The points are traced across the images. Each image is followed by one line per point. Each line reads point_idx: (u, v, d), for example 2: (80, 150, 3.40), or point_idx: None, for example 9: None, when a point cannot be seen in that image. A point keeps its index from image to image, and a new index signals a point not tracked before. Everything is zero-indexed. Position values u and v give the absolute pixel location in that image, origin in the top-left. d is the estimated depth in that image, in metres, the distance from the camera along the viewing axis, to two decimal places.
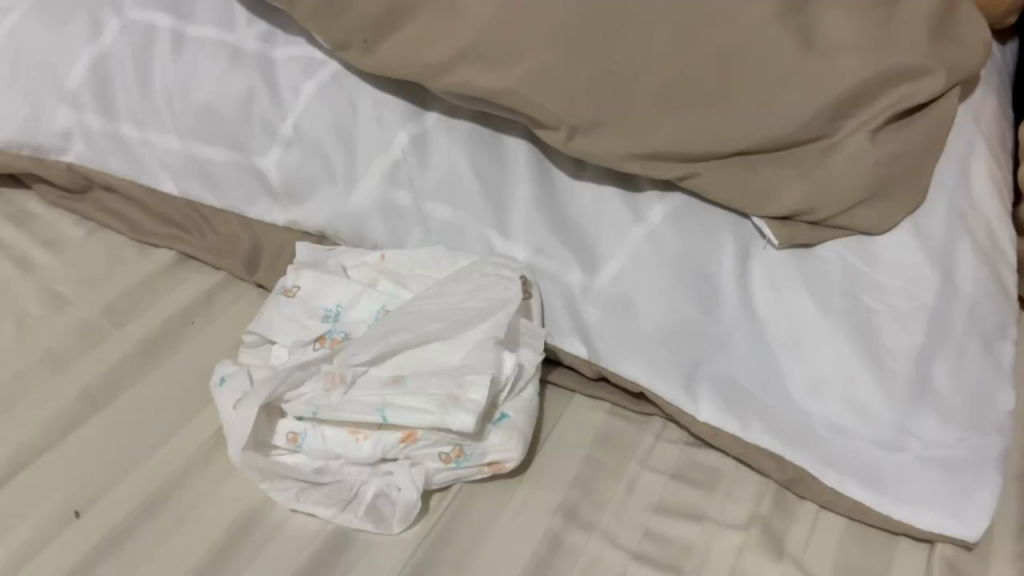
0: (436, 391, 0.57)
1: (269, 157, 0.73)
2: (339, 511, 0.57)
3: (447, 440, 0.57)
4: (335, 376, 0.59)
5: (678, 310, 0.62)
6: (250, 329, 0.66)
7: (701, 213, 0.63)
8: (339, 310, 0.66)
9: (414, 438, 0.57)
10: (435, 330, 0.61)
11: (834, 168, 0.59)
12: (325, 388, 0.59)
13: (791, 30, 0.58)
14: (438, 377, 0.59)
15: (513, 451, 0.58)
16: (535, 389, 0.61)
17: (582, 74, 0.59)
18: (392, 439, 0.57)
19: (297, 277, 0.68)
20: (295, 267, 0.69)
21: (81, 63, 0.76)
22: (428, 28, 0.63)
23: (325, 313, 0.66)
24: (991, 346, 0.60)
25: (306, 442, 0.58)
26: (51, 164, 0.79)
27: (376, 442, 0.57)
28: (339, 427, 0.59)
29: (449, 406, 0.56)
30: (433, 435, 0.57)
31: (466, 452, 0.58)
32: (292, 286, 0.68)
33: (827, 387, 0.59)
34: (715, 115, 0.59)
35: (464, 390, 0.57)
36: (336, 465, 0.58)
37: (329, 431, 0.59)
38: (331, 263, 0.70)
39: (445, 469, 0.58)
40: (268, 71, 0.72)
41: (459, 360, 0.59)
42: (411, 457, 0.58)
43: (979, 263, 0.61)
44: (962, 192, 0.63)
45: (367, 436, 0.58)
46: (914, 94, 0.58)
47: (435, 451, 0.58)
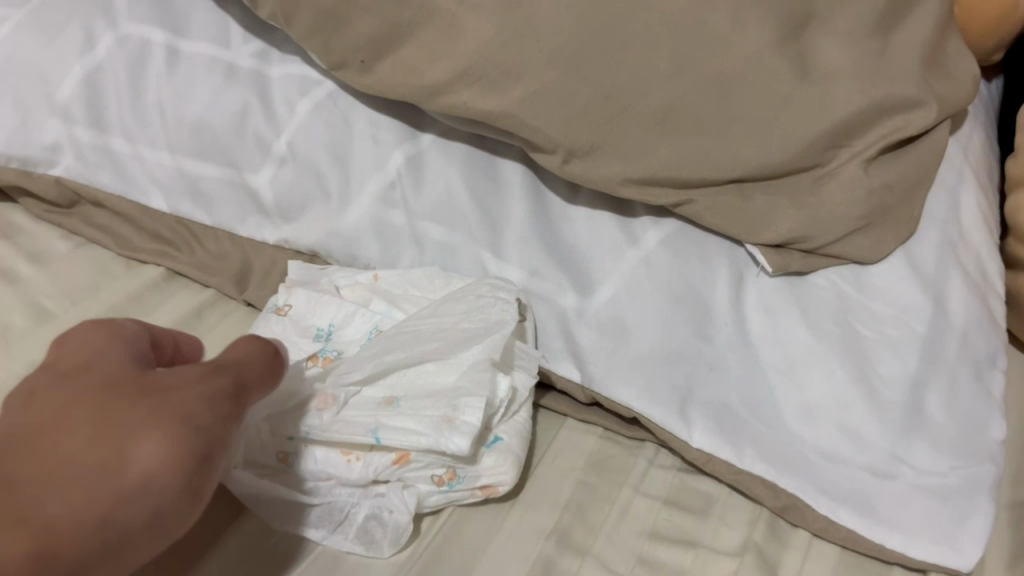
0: (430, 412, 0.57)
1: (261, 175, 0.73)
2: (329, 533, 0.56)
3: (440, 463, 0.57)
4: (327, 396, 0.59)
5: (671, 334, 0.62)
6: None
7: (693, 238, 0.64)
8: (331, 329, 0.65)
9: (406, 459, 0.56)
10: (430, 350, 0.60)
11: (828, 197, 0.61)
12: (317, 409, 0.59)
13: (788, 57, 0.60)
14: (432, 399, 0.58)
15: (506, 476, 0.57)
16: (528, 414, 0.61)
17: (581, 97, 0.60)
18: (384, 460, 0.56)
19: (289, 294, 0.67)
20: (287, 285, 0.68)
21: (73, 76, 0.75)
22: (426, 49, 0.64)
23: (317, 333, 0.65)
24: (982, 376, 0.60)
25: (296, 462, 0.58)
26: (41, 177, 0.78)
27: (367, 463, 0.57)
28: (329, 447, 0.58)
29: (443, 428, 0.55)
30: (426, 457, 0.56)
31: (459, 474, 0.57)
32: (284, 305, 0.67)
33: (821, 414, 0.59)
34: (711, 141, 0.60)
35: (458, 413, 0.56)
36: (326, 486, 0.57)
37: (320, 452, 0.58)
38: (323, 283, 0.69)
39: (438, 492, 0.57)
40: (264, 89, 0.72)
41: (454, 382, 0.59)
42: (402, 478, 0.57)
43: (969, 293, 0.62)
44: (952, 225, 0.65)
45: (360, 458, 0.57)
46: (908, 126, 0.61)
47: (427, 474, 0.57)
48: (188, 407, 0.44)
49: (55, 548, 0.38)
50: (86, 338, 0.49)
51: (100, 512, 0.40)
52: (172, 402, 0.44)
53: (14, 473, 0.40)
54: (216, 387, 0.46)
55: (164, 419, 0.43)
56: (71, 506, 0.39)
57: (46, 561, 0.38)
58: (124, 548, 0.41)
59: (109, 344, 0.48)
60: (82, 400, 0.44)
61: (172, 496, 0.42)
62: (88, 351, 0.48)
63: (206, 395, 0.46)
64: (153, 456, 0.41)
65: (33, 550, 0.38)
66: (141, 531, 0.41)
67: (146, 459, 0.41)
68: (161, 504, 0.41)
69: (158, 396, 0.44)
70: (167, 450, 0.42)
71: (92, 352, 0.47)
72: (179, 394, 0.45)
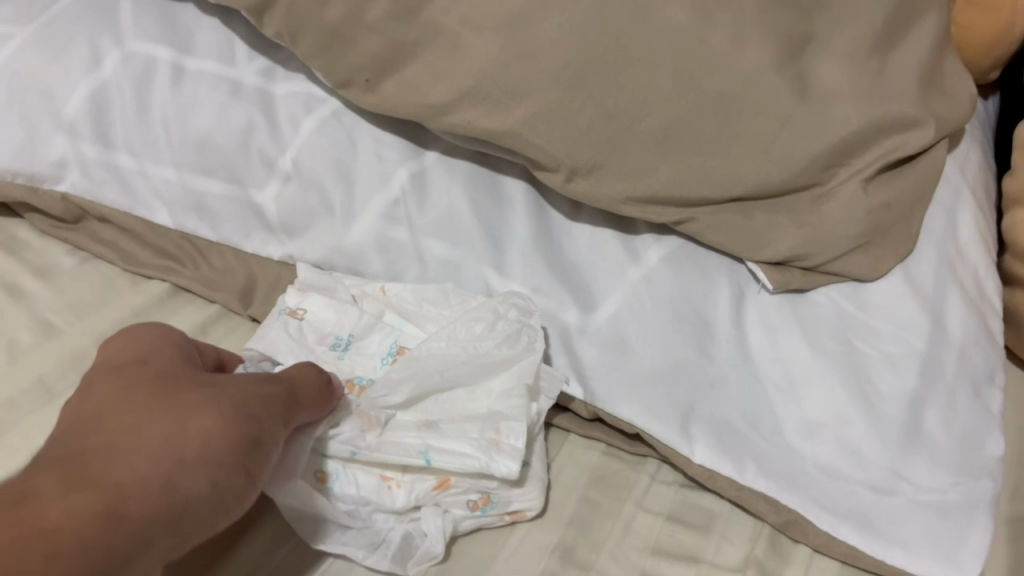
0: (474, 434, 0.57)
1: (266, 192, 0.73)
2: (369, 553, 0.56)
3: (478, 488, 0.57)
4: (370, 417, 0.59)
5: (674, 351, 0.62)
6: (251, 345, 0.65)
7: (694, 256, 0.65)
8: (350, 340, 0.66)
9: (447, 484, 0.57)
10: (464, 375, 0.61)
11: (827, 216, 0.62)
12: (362, 428, 0.58)
13: (787, 77, 0.61)
14: (473, 423, 0.58)
15: (535, 503, 0.58)
16: (542, 442, 0.61)
17: (584, 116, 0.61)
18: (425, 486, 0.57)
19: (302, 298, 0.68)
20: (301, 289, 0.68)
21: (79, 93, 0.75)
22: (430, 68, 0.65)
23: (335, 342, 0.66)
24: (980, 393, 0.61)
25: (337, 484, 0.58)
26: (46, 193, 0.78)
27: (409, 490, 0.57)
28: (371, 471, 0.58)
29: (492, 451, 0.56)
30: (466, 482, 0.57)
31: (493, 500, 0.58)
32: (298, 308, 0.67)
33: (821, 431, 0.59)
34: (712, 160, 0.62)
35: (502, 435, 0.57)
36: (364, 511, 0.58)
37: (361, 475, 0.58)
38: (338, 292, 0.69)
39: (471, 516, 0.58)
40: (268, 106, 0.73)
41: (488, 408, 0.59)
42: (440, 504, 0.57)
43: (967, 310, 0.63)
44: (949, 243, 0.65)
45: (400, 485, 0.58)
46: (906, 144, 0.62)
47: (463, 499, 0.57)
48: (240, 399, 0.51)
49: (127, 505, 0.44)
50: (149, 342, 0.56)
51: (164, 477, 0.46)
52: (226, 396, 0.51)
53: (89, 443, 0.47)
54: (265, 386, 0.53)
55: (219, 407, 0.50)
56: (139, 471, 0.45)
57: (119, 515, 0.43)
58: (187, 513, 0.46)
59: (165, 347, 0.55)
60: (145, 390, 0.50)
61: (227, 471, 0.48)
62: (152, 352, 0.55)
63: (255, 393, 0.52)
64: (209, 433, 0.48)
65: (109, 504, 0.43)
66: (200, 501, 0.47)
67: (204, 437, 0.48)
68: (217, 477, 0.47)
69: (213, 391, 0.51)
70: (220, 431, 0.48)
71: (147, 355, 0.54)
72: (231, 389, 0.52)
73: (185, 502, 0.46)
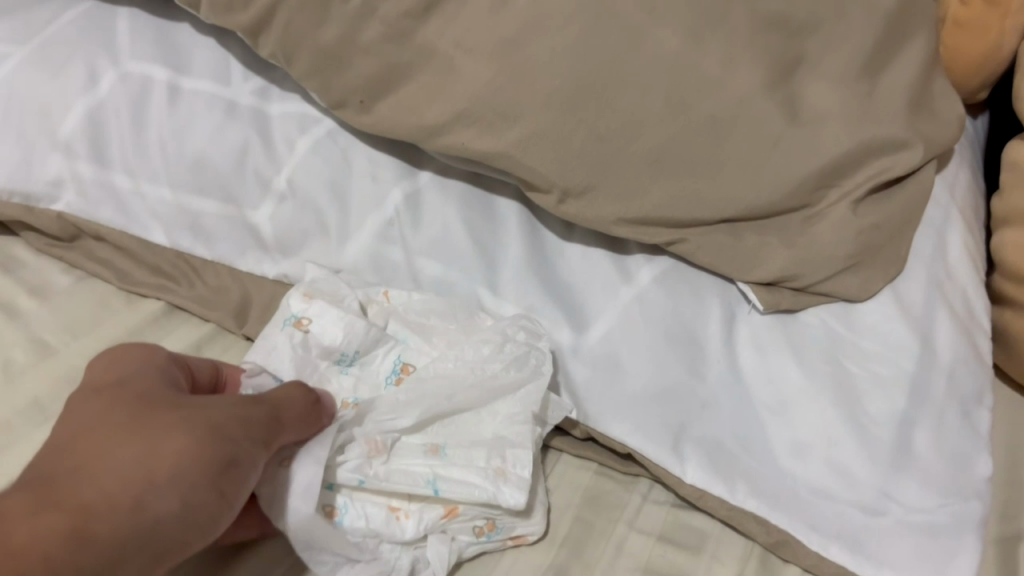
0: (481, 463, 0.58)
1: (261, 211, 0.74)
2: None
3: (483, 515, 0.58)
4: (377, 443, 0.58)
5: (665, 372, 0.63)
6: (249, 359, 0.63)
7: (686, 275, 0.66)
8: (355, 355, 0.64)
9: (455, 513, 0.57)
10: (472, 399, 0.61)
11: (817, 237, 0.62)
12: (368, 456, 0.58)
13: (777, 100, 0.62)
14: (481, 449, 0.59)
15: (538, 526, 0.59)
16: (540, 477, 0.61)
17: (576, 138, 0.62)
18: (434, 514, 0.57)
19: (307, 306, 0.64)
20: (306, 295, 0.65)
21: (76, 113, 0.76)
22: (424, 90, 0.65)
23: (340, 355, 0.64)
24: (969, 413, 0.61)
25: (347, 515, 0.57)
26: (42, 213, 0.78)
27: (419, 518, 0.57)
28: (377, 501, 0.57)
29: (500, 481, 0.57)
30: (473, 510, 0.57)
31: (498, 526, 0.58)
32: (303, 318, 0.64)
33: (812, 452, 0.60)
34: (703, 182, 0.62)
35: (507, 465, 0.58)
36: (373, 544, 0.56)
37: (369, 505, 0.57)
38: (346, 299, 0.66)
39: (476, 541, 0.58)
40: (263, 126, 0.74)
41: (494, 433, 0.60)
42: (447, 530, 0.58)
43: (958, 331, 0.63)
44: (939, 263, 0.66)
45: (409, 514, 0.57)
46: (895, 166, 0.63)
47: (469, 526, 0.58)
48: (219, 419, 0.51)
49: (94, 527, 0.44)
50: (134, 360, 0.56)
51: (134, 496, 0.46)
52: (205, 415, 0.51)
53: (63, 464, 0.47)
54: (245, 405, 0.53)
55: (197, 427, 0.49)
56: (108, 492, 0.45)
57: (84, 536, 0.43)
58: (157, 534, 0.46)
59: (144, 367, 0.55)
60: (123, 410, 0.50)
61: (200, 491, 0.48)
62: (136, 371, 0.55)
63: (237, 413, 0.52)
64: (182, 453, 0.48)
65: (76, 527, 0.43)
66: (172, 521, 0.47)
67: (177, 456, 0.48)
68: (189, 497, 0.47)
69: (192, 410, 0.51)
70: (194, 449, 0.48)
71: (126, 375, 0.54)
72: (212, 410, 0.51)
73: (154, 523, 0.46)
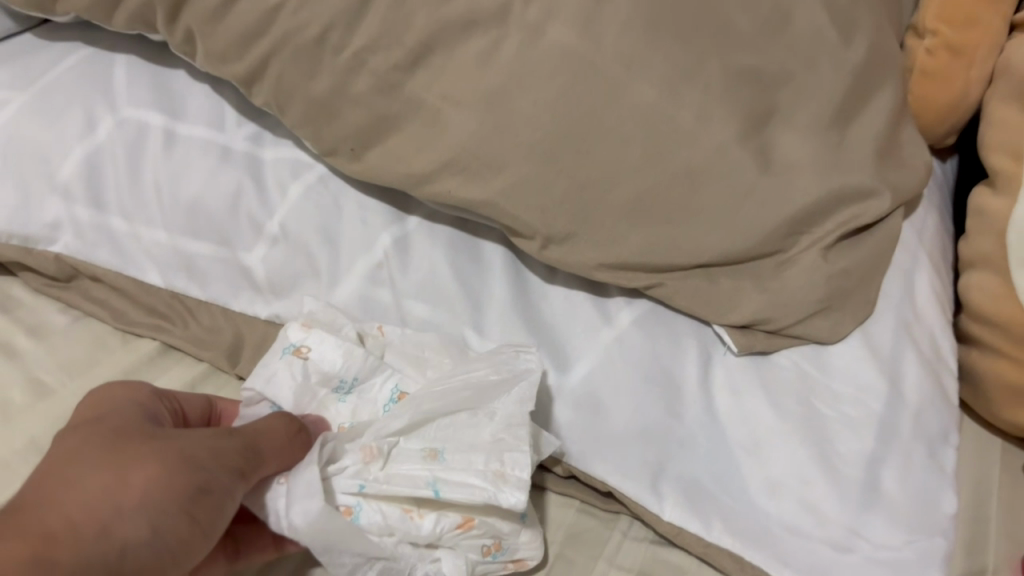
0: (480, 466, 0.59)
1: (253, 254, 0.76)
2: None
3: (491, 534, 0.59)
4: (371, 449, 0.60)
5: (645, 413, 0.65)
6: (249, 386, 0.65)
7: (663, 317, 0.69)
8: (354, 382, 0.66)
9: (470, 525, 0.59)
10: (466, 399, 0.63)
11: (789, 281, 0.65)
12: (364, 462, 0.60)
13: (751, 151, 0.64)
14: (478, 453, 0.60)
15: (537, 550, 0.61)
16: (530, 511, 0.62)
17: (558, 188, 0.65)
18: (450, 523, 0.58)
19: (305, 335, 0.66)
20: (305, 325, 0.67)
21: (74, 158, 0.78)
22: (413, 139, 0.68)
23: (339, 383, 0.66)
24: (935, 452, 0.64)
25: (360, 516, 0.58)
26: (41, 254, 0.80)
27: (434, 522, 0.58)
28: (389, 503, 0.59)
29: (498, 482, 0.58)
30: (485, 526, 0.59)
31: (504, 546, 0.60)
32: (301, 347, 0.66)
33: (784, 490, 0.62)
34: (679, 229, 0.65)
35: (506, 467, 0.58)
36: (391, 543, 0.58)
37: (382, 506, 0.59)
38: (343, 329, 0.68)
39: (482, 561, 0.60)
40: (256, 171, 0.77)
41: (491, 435, 0.61)
42: (459, 544, 0.59)
43: (925, 374, 0.66)
44: (907, 306, 0.69)
45: (423, 515, 0.59)
46: (864, 214, 0.66)
47: (478, 543, 0.59)
48: (191, 451, 0.53)
49: (57, 555, 0.46)
50: (120, 388, 0.59)
51: (100, 526, 0.49)
52: (179, 446, 0.53)
53: (36, 493, 0.50)
54: (220, 438, 0.55)
55: (168, 459, 0.52)
56: (73, 522, 0.48)
57: (48, 563, 0.46)
58: (125, 560, 0.49)
59: (129, 401, 0.58)
60: (99, 440, 0.53)
61: (169, 519, 0.51)
62: (119, 400, 0.58)
63: (212, 444, 0.54)
64: (150, 485, 0.50)
65: (40, 556, 0.46)
66: (139, 547, 0.49)
67: (144, 487, 0.50)
68: (157, 525, 0.50)
69: (167, 441, 0.53)
70: (162, 480, 0.51)
71: (112, 405, 0.57)
72: (186, 440, 0.54)
73: (121, 547, 0.49)
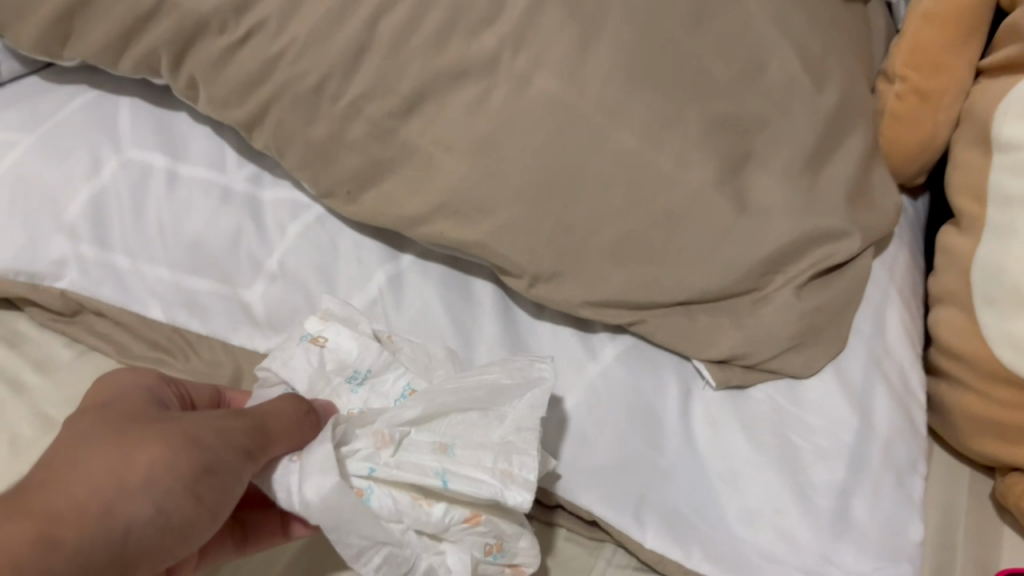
0: (489, 464, 0.60)
1: (252, 291, 0.79)
2: None
3: (494, 534, 0.61)
4: (384, 435, 0.61)
5: (628, 444, 0.68)
6: (265, 366, 0.67)
7: (646, 353, 0.72)
8: (367, 373, 0.67)
9: (478, 520, 0.60)
10: (478, 399, 0.64)
11: (764, 318, 0.69)
12: (376, 447, 0.60)
13: (728, 194, 0.68)
14: (488, 452, 0.61)
15: (535, 558, 0.62)
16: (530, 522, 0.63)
17: (544, 231, 0.68)
18: (458, 515, 0.60)
19: (323, 326, 0.68)
20: (324, 317, 0.69)
21: (80, 199, 0.81)
22: (406, 183, 0.71)
23: (353, 372, 0.67)
24: (904, 481, 0.67)
25: (371, 499, 0.59)
26: (47, 290, 0.82)
27: (444, 512, 0.59)
28: (400, 489, 0.59)
29: (506, 482, 0.59)
30: (491, 524, 0.60)
31: (504, 548, 0.62)
32: (319, 336, 0.68)
33: (760, 518, 0.65)
34: (660, 269, 0.68)
35: (514, 467, 0.60)
36: (399, 531, 0.59)
37: (393, 492, 0.59)
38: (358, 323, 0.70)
39: (483, 560, 0.61)
40: (256, 211, 0.81)
41: (500, 436, 0.62)
42: (464, 538, 0.60)
43: (896, 407, 0.69)
44: (878, 341, 0.72)
45: (434, 504, 0.59)
46: (835, 253, 0.69)
47: (481, 541, 0.61)
48: (196, 431, 0.54)
49: (61, 532, 0.46)
50: (122, 382, 0.60)
51: (104, 504, 0.49)
52: (182, 427, 0.54)
53: (39, 476, 0.50)
54: (226, 420, 0.56)
55: (173, 439, 0.53)
56: (77, 500, 0.48)
57: (52, 540, 0.46)
58: (129, 538, 0.49)
59: (132, 390, 0.59)
60: (101, 426, 0.54)
61: (173, 498, 0.51)
62: (121, 391, 0.58)
63: (216, 425, 0.55)
64: (155, 464, 0.51)
65: (44, 534, 0.46)
66: (143, 526, 0.50)
67: (148, 467, 0.51)
68: (161, 503, 0.50)
69: (170, 423, 0.54)
70: (166, 460, 0.51)
71: (117, 395, 0.58)
72: (190, 423, 0.54)
73: (126, 526, 0.49)
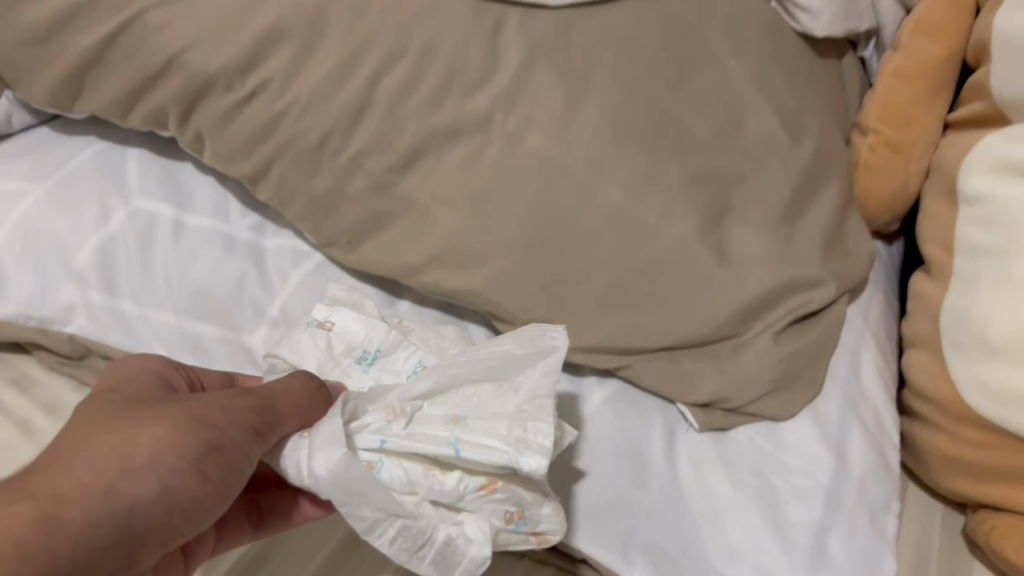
0: (503, 432, 0.59)
1: (256, 335, 0.82)
2: (411, 555, 0.58)
3: (513, 502, 0.60)
4: (395, 409, 0.61)
5: (615, 485, 0.71)
6: (278, 354, 0.70)
7: (634, 397, 0.76)
8: (376, 354, 0.69)
9: (493, 487, 0.59)
10: (488, 369, 0.64)
11: (744, 363, 0.72)
12: (387, 420, 0.60)
13: (709, 245, 0.72)
14: (501, 420, 0.60)
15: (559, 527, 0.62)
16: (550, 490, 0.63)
17: (535, 282, 0.72)
18: (473, 484, 0.59)
19: (330, 312, 0.71)
20: (332, 304, 0.72)
21: (90, 246, 0.83)
22: (403, 235, 0.75)
23: (362, 354, 0.69)
24: (877, 519, 0.70)
25: (382, 471, 0.59)
26: (56, 334, 0.84)
27: (458, 480, 0.59)
28: (412, 460, 0.59)
29: (519, 448, 0.58)
30: (507, 492, 0.59)
31: (527, 515, 0.60)
32: (326, 321, 0.71)
33: (741, 555, 0.68)
34: (646, 316, 0.72)
35: (529, 434, 0.59)
36: (413, 503, 0.58)
37: (405, 463, 0.59)
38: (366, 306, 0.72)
39: (505, 529, 0.60)
40: (258, 258, 0.85)
41: (514, 405, 0.62)
42: (481, 507, 0.59)
43: (870, 450, 0.73)
44: (853, 384, 0.76)
45: (447, 474, 0.59)
46: (810, 301, 0.73)
47: (501, 509, 0.60)
48: (201, 411, 0.54)
49: (65, 511, 0.45)
50: (124, 371, 0.60)
51: (110, 482, 0.48)
52: (187, 408, 0.54)
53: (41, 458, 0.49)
54: (233, 400, 0.56)
55: (177, 418, 0.52)
56: (82, 480, 0.47)
57: (57, 519, 0.45)
58: (136, 515, 0.48)
59: (137, 377, 0.59)
60: (103, 410, 0.53)
61: (180, 475, 0.50)
62: (123, 380, 0.59)
63: (222, 405, 0.55)
64: (160, 441, 0.51)
65: (48, 513, 0.45)
66: (150, 505, 0.49)
67: (154, 445, 0.50)
68: (167, 480, 0.50)
69: (174, 405, 0.54)
70: (171, 438, 0.51)
71: (121, 381, 0.58)
72: (195, 403, 0.54)
73: (133, 504, 0.48)
